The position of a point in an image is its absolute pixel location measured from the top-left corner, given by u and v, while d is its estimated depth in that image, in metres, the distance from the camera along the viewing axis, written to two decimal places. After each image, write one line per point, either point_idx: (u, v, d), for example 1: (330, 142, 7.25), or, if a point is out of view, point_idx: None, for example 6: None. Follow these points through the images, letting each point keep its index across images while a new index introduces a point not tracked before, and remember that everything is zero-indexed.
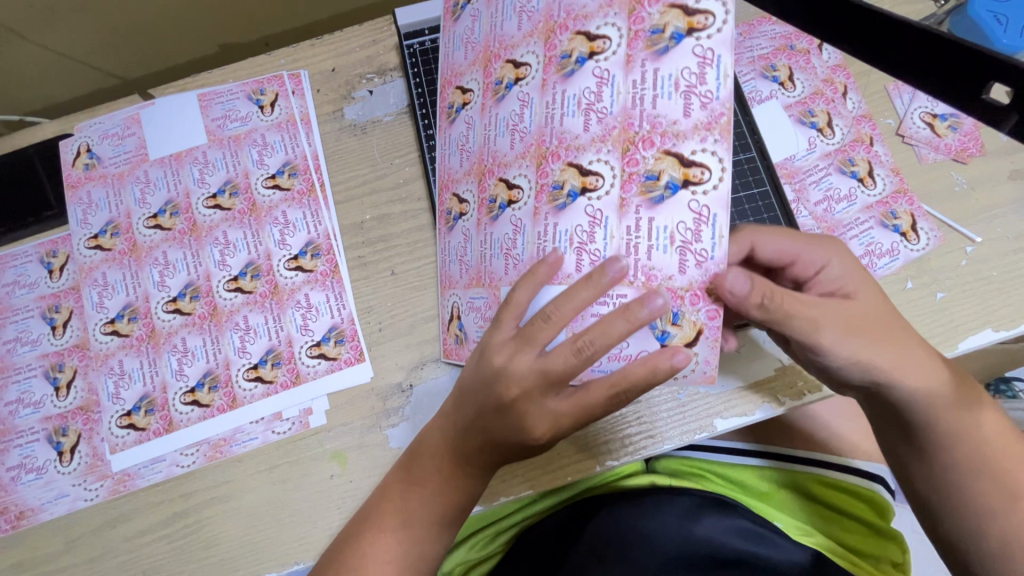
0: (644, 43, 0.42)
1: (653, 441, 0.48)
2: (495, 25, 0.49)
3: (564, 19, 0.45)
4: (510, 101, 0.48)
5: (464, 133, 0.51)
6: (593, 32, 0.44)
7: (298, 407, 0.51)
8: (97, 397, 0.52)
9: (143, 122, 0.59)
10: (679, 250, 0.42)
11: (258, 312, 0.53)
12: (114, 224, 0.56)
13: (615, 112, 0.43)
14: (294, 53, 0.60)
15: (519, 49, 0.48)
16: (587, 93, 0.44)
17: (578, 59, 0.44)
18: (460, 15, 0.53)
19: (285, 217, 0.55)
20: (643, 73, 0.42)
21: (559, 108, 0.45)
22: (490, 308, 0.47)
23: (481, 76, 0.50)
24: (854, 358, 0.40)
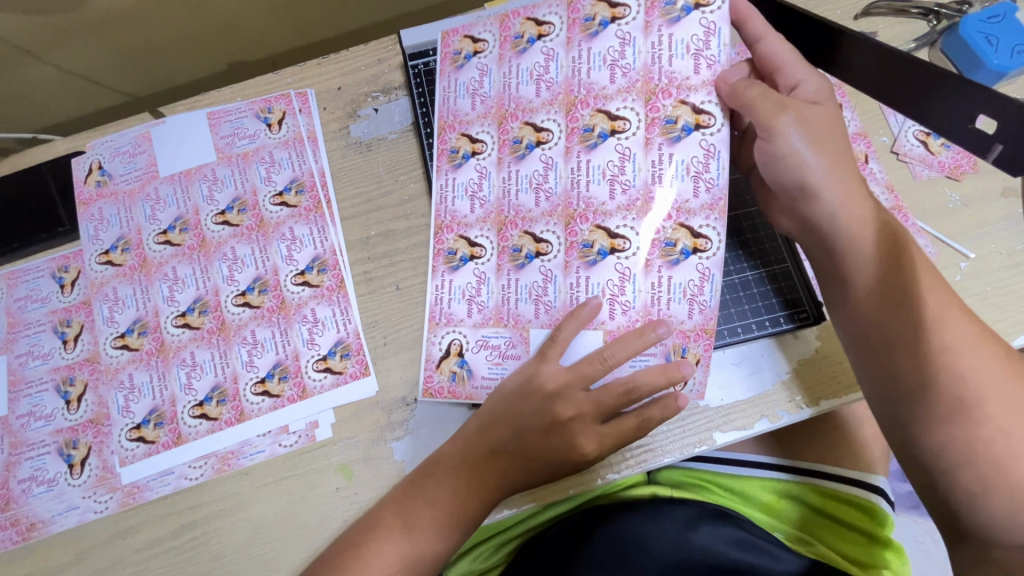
0: (660, 129, 0.49)
1: (654, 454, 0.48)
2: (508, 84, 0.54)
3: (584, 96, 0.52)
4: (532, 161, 0.52)
5: (474, 180, 0.54)
6: (613, 112, 0.51)
7: (305, 420, 0.51)
8: (108, 410, 0.53)
9: (153, 140, 0.60)
10: (688, 301, 0.48)
11: (266, 327, 0.54)
12: (125, 240, 0.57)
13: (637, 186, 0.50)
14: (302, 71, 0.62)
15: (539, 114, 0.53)
16: (610, 166, 0.50)
17: (600, 134, 0.51)
18: (464, 65, 0.56)
19: (292, 234, 0.57)
20: (660, 155, 0.49)
21: (585, 177, 0.51)
22: (513, 346, 0.51)
23: (495, 130, 0.54)
24: (794, 153, 0.46)
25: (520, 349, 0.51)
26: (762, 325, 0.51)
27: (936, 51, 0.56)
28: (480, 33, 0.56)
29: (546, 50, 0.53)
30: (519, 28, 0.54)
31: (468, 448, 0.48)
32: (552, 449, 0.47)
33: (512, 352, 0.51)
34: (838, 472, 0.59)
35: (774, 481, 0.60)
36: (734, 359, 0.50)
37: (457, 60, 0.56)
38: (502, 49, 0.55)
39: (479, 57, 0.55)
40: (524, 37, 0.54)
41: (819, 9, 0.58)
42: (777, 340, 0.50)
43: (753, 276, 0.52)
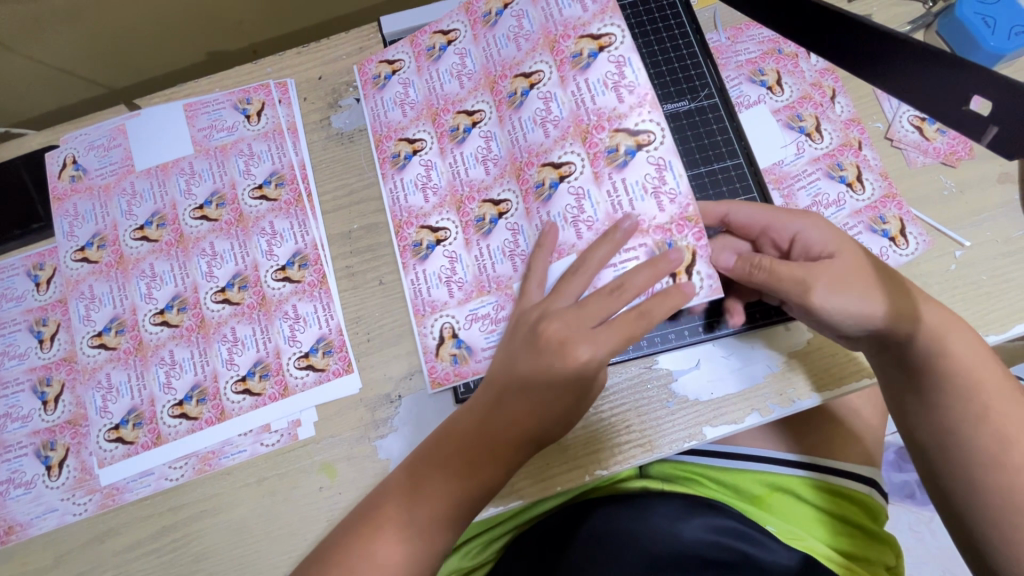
0: (570, 65, 0.49)
1: (644, 450, 0.47)
2: (431, 86, 0.55)
3: (501, 71, 0.52)
4: (472, 141, 0.52)
5: (422, 174, 0.54)
6: (528, 71, 0.50)
7: (287, 419, 0.50)
8: (85, 410, 0.52)
9: (128, 133, 0.58)
10: (653, 196, 0.46)
11: (246, 324, 0.53)
12: (100, 236, 0.56)
13: (565, 117, 0.48)
14: (281, 61, 0.60)
15: (468, 101, 0.53)
16: (538, 112, 0.49)
17: (522, 93, 0.50)
18: (386, 83, 0.57)
19: (271, 228, 0.55)
20: (577, 85, 0.48)
21: (520, 135, 0.50)
22: (502, 309, 0.49)
23: (431, 127, 0.54)
24: (846, 310, 0.42)
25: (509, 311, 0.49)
26: (752, 318, 0.50)
27: (932, 33, 0.55)
28: (394, 55, 0.57)
29: (461, 48, 0.54)
30: (429, 41, 0.56)
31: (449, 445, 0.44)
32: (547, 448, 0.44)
33: (502, 316, 0.49)
34: (837, 465, 0.59)
35: (777, 475, 0.59)
36: (725, 351, 0.49)
37: (373, 88, 0.57)
38: (419, 62, 0.56)
39: (399, 75, 0.56)
40: (436, 47, 0.55)
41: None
42: (768, 331, 0.49)
43: None
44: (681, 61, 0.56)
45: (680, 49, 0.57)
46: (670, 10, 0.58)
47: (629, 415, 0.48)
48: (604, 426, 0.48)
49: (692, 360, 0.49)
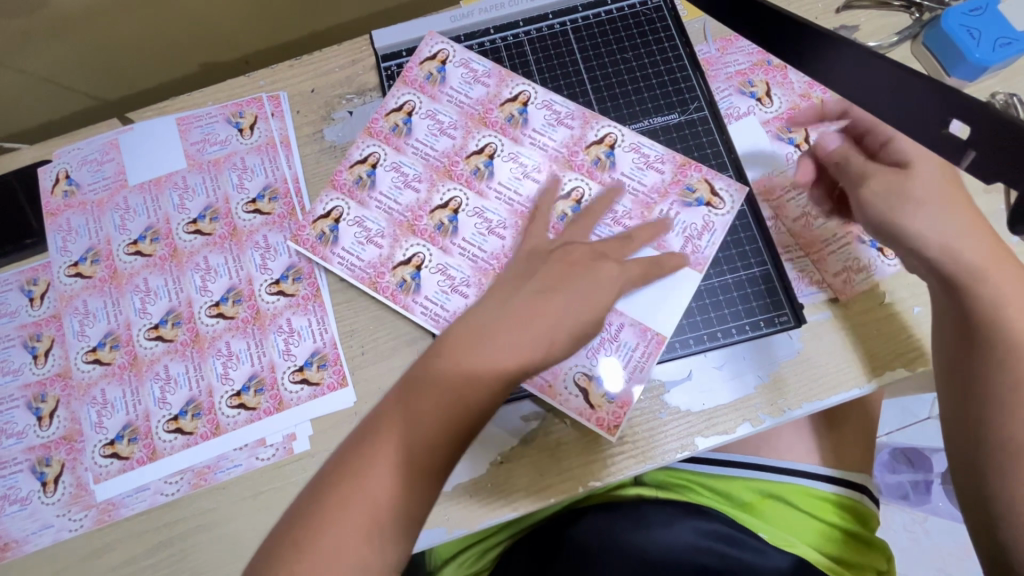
0: (511, 128, 0.56)
1: (636, 461, 0.48)
2: (385, 208, 0.55)
3: (449, 160, 0.55)
4: (466, 222, 0.53)
5: (443, 279, 0.52)
6: (476, 148, 0.55)
7: (281, 433, 0.51)
8: (81, 426, 0.52)
9: (121, 147, 0.58)
10: (650, 168, 0.53)
11: (240, 338, 0.53)
12: (94, 251, 0.56)
13: (539, 162, 0.54)
14: (273, 74, 0.61)
15: (436, 195, 0.55)
16: (515, 172, 0.54)
17: (485, 165, 0.55)
18: (336, 234, 0.54)
19: (265, 242, 0.55)
20: (528, 138, 0.55)
21: (506, 203, 0.54)
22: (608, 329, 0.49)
23: (418, 239, 0.54)
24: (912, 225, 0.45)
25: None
26: (742, 329, 0.50)
27: (918, 44, 0.56)
28: (325, 207, 0.55)
29: (392, 163, 0.56)
30: (352, 175, 0.56)
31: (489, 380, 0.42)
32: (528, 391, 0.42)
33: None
34: (820, 471, 0.61)
35: (769, 482, 0.60)
36: (717, 361, 0.50)
37: (325, 244, 0.54)
38: (353, 198, 0.55)
39: (343, 221, 0.54)
40: (363, 177, 0.55)
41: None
42: (758, 342, 0.50)
43: (747, 276, 0.51)
44: (671, 75, 0.57)
45: (671, 63, 0.57)
46: (660, 23, 0.58)
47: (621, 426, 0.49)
48: (596, 437, 0.49)
49: (684, 371, 0.50)
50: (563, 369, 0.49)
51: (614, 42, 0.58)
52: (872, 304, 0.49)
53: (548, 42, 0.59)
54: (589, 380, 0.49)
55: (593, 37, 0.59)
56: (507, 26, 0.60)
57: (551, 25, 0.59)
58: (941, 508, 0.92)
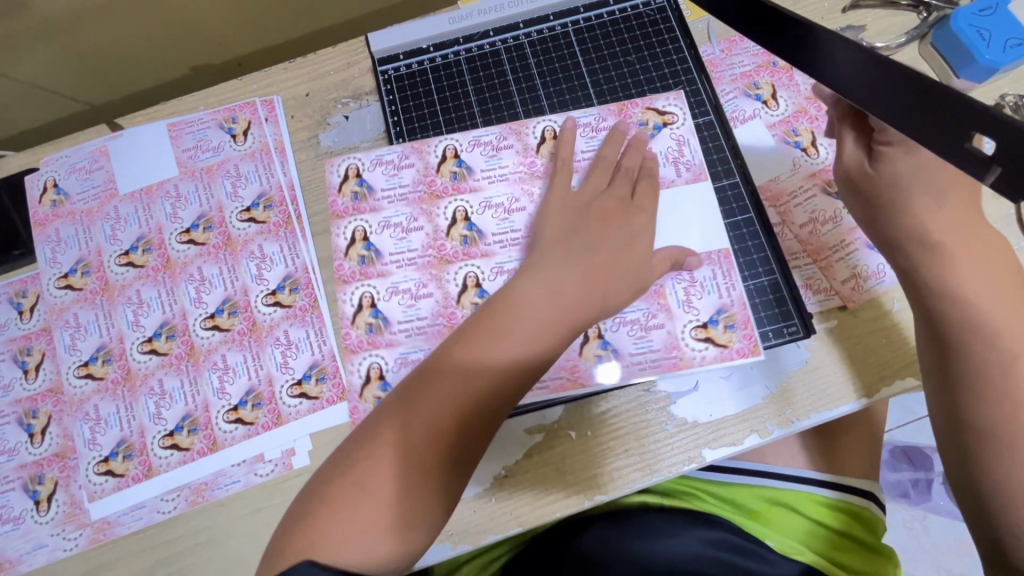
0: (461, 182, 0.53)
1: (643, 474, 0.47)
2: (398, 198, 0.54)
3: (434, 248, 0.52)
4: (483, 217, 0.52)
5: (498, 214, 0.52)
6: (449, 220, 0.53)
7: (281, 448, 0.49)
8: (73, 443, 0.51)
9: (110, 155, 0.57)
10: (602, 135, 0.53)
11: (236, 351, 0.52)
12: (84, 263, 0.54)
13: (513, 193, 0.53)
14: (267, 78, 0.59)
15: (439, 211, 0.53)
16: (498, 214, 0.52)
17: (466, 227, 0.52)
18: (376, 237, 0.53)
19: (261, 251, 0.54)
20: (479, 181, 0.53)
21: (502, 181, 0.53)
22: (654, 316, 0.49)
23: (451, 207, 0.53)
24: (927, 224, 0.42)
25: (661, 319, 0.49)
26: None
27: (926, 44, 0.55)
28: (348, 229, 0.53)
29: (373, 161, 0.55)
30: (347, 193, 0.54)
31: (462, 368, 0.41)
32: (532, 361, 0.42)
33: (654, 323, 0.49)
34: (822, 477, 0.60)
35: (774, 489, 0.60)
36: (724, 371, 0.49)
37: (372, 262, 0.52)
38: (361, 209, 0.54)
39: (372, 231, 0.53)
40: (360, 186, 0.54)
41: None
42: (766, 354, 0.49)
43: (755, 285, 0.50)
44: (675, 78, 0.56)
45: (674, 66, 0.56)
46: (663, 24, 0.57)
47: (627, 439, 0.48)
48: (602, 450, 0.48)
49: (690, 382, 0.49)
50: (679, 337, 0.49)
51: (616, 44, 0.57)
52: (882, 312, 0.49)
53: (549, 45, 0.57)
54: (706, 329, 0.49)
55: (595, 38, 0.57)
56: (507, 27, 0.58)
57: (552, 27, 0.58)
58: (942, 507, 0.92)
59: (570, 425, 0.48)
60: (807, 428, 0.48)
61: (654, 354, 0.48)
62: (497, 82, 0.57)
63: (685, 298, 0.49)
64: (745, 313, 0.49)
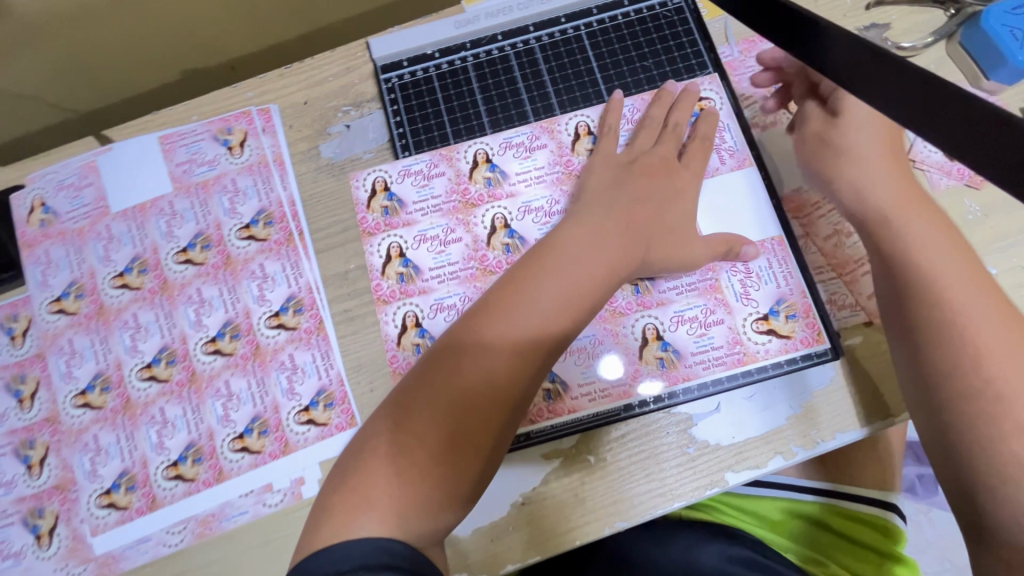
0: (498, 188, 0.52)
1: (664, 499, 0.46)
2: (430, 210, 0.52)
3: (476, 256, 0.50)
4: (524, 223, 0.50)
5: (540, 222, 0.50)
6: (491, 228, 0.51)
7: (289, 477, 0.48)
8: (73, 475, 0.49)
9: (101, 170, 0.54)
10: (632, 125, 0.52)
11: (240, 377, 0.50)
12: (77, 285, 0.52)
13: (551, 197, 0.51)
14: (263, 84, 0.56)
15: (478, 222, 0.51)
16: (539, 219, 0.50)
17: (508, 235, 0.50)
18: (414, 253, 0.51)
19: (262, 271, 0.52)
20: (518, 184, 0.52)
21: (538, 184, 0.51)
22: (711, 313, 0.48)
23: (490, 216, 0.51)
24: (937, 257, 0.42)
25: (721, 314, 0.48)
26: (777, 364, 0.47)
27: (953, 44, 0.52)
28: (383, 247, 0.51)
29: (400, 173, 0.53)
30: (377, 207, 0.52)
31: (461, 352, 0.39)
32: (536, 344, 0.39)
33: (713, 320, 0.48)
34: (851, 491, 0.58)
35: (789, 499, 0.59)
36: (748, 392, 0.47)
37: (412, 279, 0.50)
38: (393, 224, 0.52)
39: (408, 249, 0.51)
40: (389, 199, 0.52)
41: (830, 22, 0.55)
42: (792, 376, 0.47)
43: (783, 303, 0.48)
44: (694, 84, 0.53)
45: (693, 70, 0.53)
46: (681, 26, 0.55)
47: (647, 463, 0.46)
48: (622, 475, 0.46)
49: (714, 403, 0.47)
50: (740, 332, 0.48)
51: (632, 48, 0.54)
52: None
53: (560, 49, 0.55)
54: (767, 321, 0.48)
55: (609, 42, 0.55)
56: (516, 31, 0.55)
57: (563, 30, 0.55)
58: None
59: (589, 449, 0.47)
60: (833, 448, 0.46)
61: (717, 352, 0.48)
62: (508, 89, 0.54)
63: (743, 291, 0.49)
64: (805, 301, 0.48)
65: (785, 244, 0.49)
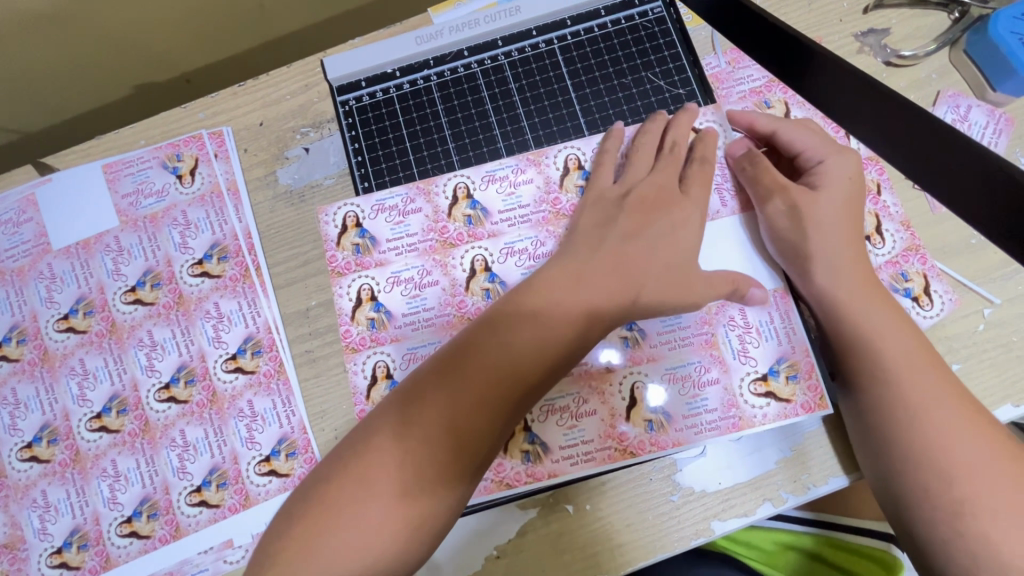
0: (479, 229, 0.48)
1: (647, 550, 0.43)
2: (405, 251, 0.48)
3: (453, 302, 0.47)
4: (507, 267, 0.47)
5: (523, 266, 0.47)
6: (471, 273, 0.47)
7: (251, 532, 0.45)
8: (22, 533, 0.46)
9: (40, 204, 0.50)
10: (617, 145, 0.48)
11: (196, 425, 0.47)
12: (19, 329, 0.49)
13: (537, 238, 0.47)
14: (214, 104, 0.52)
15: (457, 266, 0.47)
16: (523, 262, 0.47)
17: (489, 280, 0.47)
18: (385, 296, 0.48)
19: (217, 310, 0.48)
20: (501, 224, 0.48)
21: (522, 224, 0.48)
22: (706, 371, 0.45)
23: (469, 261, 0.47)
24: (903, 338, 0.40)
25: (715, 372, 0.45)
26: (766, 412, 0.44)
27: (958, 51, 0.48)
28: (351, 290, 0.48)
29: (374, 208, 0.49)
30: (347, 245, 0.48)
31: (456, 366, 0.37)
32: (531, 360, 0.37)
33: (706, 379, 0.45)
34: (847, 522, 0.57)
35: (787, 533, 0.59)
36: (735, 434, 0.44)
37: (384, 326, 0.47)
38: (365, 266, 0.48)
39: (380, 293, 0.48)
40: (361, 240, 0.48)
41: (824, 27, 0.51)
42: (782, 423, 0.44)
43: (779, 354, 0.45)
44: (677, 102, 0.49)
45: (676, 86, 0.50)
46: (662, 37, 0.51)
47: (629, 512, 0.44)
48: (603, 525, 0.44)
49: (697, 448, 0.44)
50: (736, 394, 0.45)
51: (609, 63, 0.51)
52: None
53: (532, 65, 0.51)
54: (767, 381, 0.44)
55: (585, 57, 0.51)
56: (485, 47, 0.52)
57: (535, 44, 0.51)
58: None
59: (567, 499, 0.44)
60: (826, 493, 0.44)
61: (710, 415, 0.44)
62: (475, 111, 0.51)
63: (740, 348, 0.45)
64: (808, 360, 0.45)
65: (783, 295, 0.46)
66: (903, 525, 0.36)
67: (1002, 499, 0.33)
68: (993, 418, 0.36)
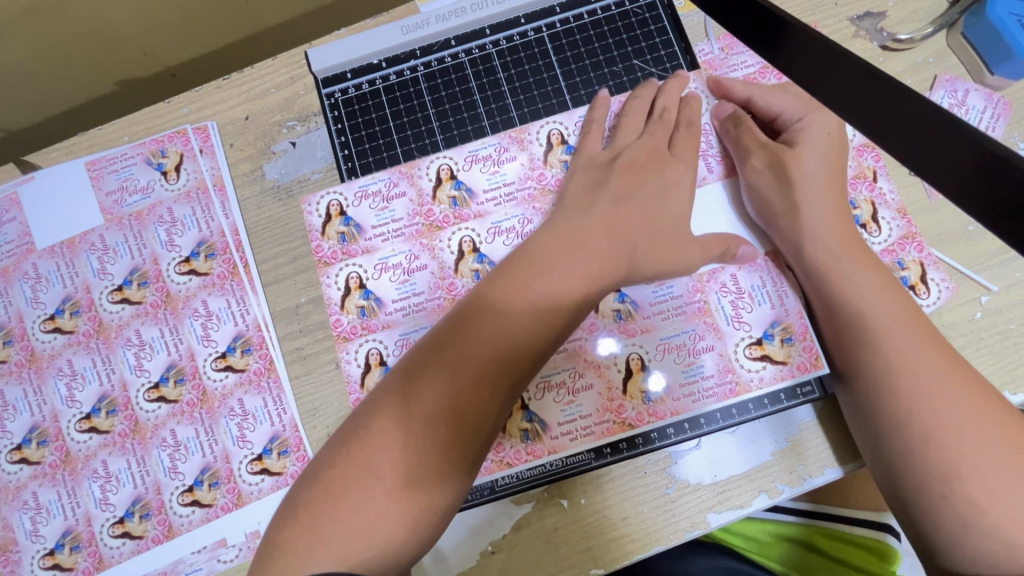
0: (465, 207, 0.47)
1: (642, 543, 0.43)
2: (392, 236, 0.47)
3: (441, 283, 0.46)
4: (493, 245, 0.46)
5: (510, 244, 0.46)
6: (458, 252, 0.47)
7: (244, 531, 0.45)
8: (14, 535, 0.45)
9: (23, 203, 0.49)
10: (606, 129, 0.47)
11: (187, 425, 0.46)
12: (5, 331, 0.48)
13: (522, 215, 0.47)
14: (198, 98, 0.51)
15: (444, 246, 0.47)
16: (510, 239, 0.46)
17: (477, 260, 0.46)
18: (375, 285, 0.47)
19: (205, 308, 0.48)
20: (487, 202, 0.47)
21: (508, 202, 0.47)
22: (701, 338, 0.45)
23: (456, 241, 0.47)
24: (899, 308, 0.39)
25: (710, 340, 0.45)
26: (760, 403, 0.44)
27: (955, 35, 0.47)
28: (340, 279, 0.47)
29: (357, 195, 0.48)
30: (333, 234, 0.48)
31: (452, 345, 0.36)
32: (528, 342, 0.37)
33: (702, 346, 0.45)
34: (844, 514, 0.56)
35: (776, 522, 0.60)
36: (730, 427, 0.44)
37: (374, 313, 0.46)
38: (352, 254, 0.48)
39: (368, 281, 0.47)
40: (346, 232, 0.48)
41: (819, 11, 0.50)
42: (778, 416, 0.44)
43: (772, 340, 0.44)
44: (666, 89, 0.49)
45: (666, 73, 0.49)
46: (653, 25, 0.50)
47: (624, 505, 0.43)
48: (598, 518, 0.43)
49: (692, 439, 0.44)
50: (732, 359, 0.45)
51: (599, 51, 0.50)
52: None
53: (520, 54, 0.50)
54: (761, 346, 0.44)
55: (574, 45, 0.50)
56: (472, 36, 0.51)
57: (523, 32, 0.51)
58: None
59: (562, 493, 0.44)
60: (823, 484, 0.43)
61: (706, 382, 0.44)
62: (463, 102, 0.50)
63: (733, 313, 0.45)
64: (802, 322, 0.44)
65: (778, 261, 0.45)
66: (902, 514, 0.36)
67: (1000, 488, 0.33)
68: (994, 405, 0.35)
